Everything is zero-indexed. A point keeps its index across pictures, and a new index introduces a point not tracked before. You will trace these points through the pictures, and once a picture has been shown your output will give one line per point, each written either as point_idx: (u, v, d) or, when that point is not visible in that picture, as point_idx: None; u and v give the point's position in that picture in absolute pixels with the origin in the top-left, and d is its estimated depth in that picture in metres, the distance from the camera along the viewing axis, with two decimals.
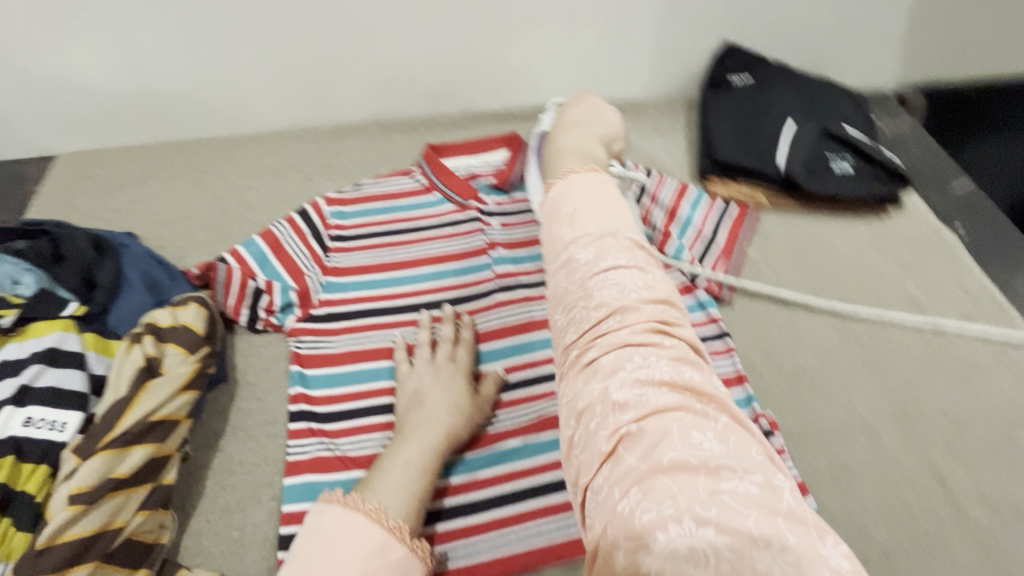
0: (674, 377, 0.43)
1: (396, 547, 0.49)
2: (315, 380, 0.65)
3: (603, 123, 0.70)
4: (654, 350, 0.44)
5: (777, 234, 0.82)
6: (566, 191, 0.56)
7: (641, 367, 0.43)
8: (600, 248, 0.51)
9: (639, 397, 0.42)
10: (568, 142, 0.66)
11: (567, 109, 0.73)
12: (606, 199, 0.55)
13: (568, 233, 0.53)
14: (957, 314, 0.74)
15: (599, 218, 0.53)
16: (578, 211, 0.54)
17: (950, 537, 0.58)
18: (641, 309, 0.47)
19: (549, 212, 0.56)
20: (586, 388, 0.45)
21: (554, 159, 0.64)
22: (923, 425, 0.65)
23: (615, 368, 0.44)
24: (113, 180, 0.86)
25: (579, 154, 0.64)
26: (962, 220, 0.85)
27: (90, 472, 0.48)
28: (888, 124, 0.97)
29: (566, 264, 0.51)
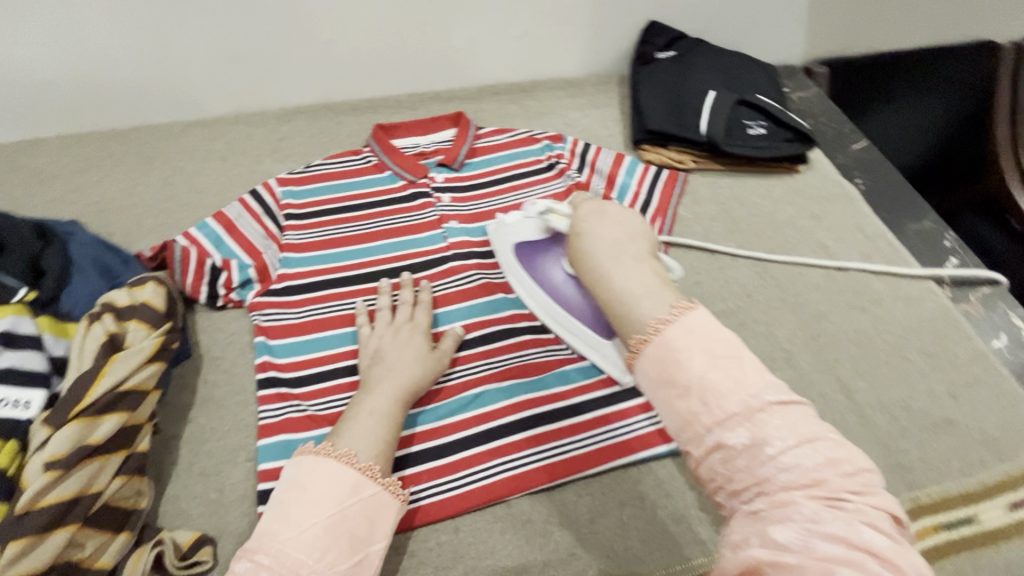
0: (850, 535, 0.34)
1: (369, 485, 0.53)
2: (280, 348, 0.67)
3: (637, 232, 0.50)
4: (833, 507, 0.35)
5: (704, 194, 0.91)
6: (673, 351, 0.41)
7: (810, 516, 0.34)
8: (756, 426, 0.37)
9: (804, 543, 0.34)
10: (624, 281, 0.46)
11: (585, 226, 0.51)
12: (722, 349, 0.41)
13: (701, 412, 0.39)
14: (858, 254, 0.84)
15: (731, 380, 0.39)
16: (706, 382, 0.39)
17: (856, 438, 0.68)
18: (829, 482, 0.36)
19: (656, 377, 0.41)
20: (743, 528, 0.36)
21: (622, 314, 0.45)
22: (832, 349, 0.75)
23: (778, 515, 0.35)
24: (49, 170, 0.84)
25: (655, 295, 0.45)
26: (861, 175, 0.96)
27: (64, 439, 0.49)
28: (798, 94, 1.07)
29: (712, 443, 0.38)
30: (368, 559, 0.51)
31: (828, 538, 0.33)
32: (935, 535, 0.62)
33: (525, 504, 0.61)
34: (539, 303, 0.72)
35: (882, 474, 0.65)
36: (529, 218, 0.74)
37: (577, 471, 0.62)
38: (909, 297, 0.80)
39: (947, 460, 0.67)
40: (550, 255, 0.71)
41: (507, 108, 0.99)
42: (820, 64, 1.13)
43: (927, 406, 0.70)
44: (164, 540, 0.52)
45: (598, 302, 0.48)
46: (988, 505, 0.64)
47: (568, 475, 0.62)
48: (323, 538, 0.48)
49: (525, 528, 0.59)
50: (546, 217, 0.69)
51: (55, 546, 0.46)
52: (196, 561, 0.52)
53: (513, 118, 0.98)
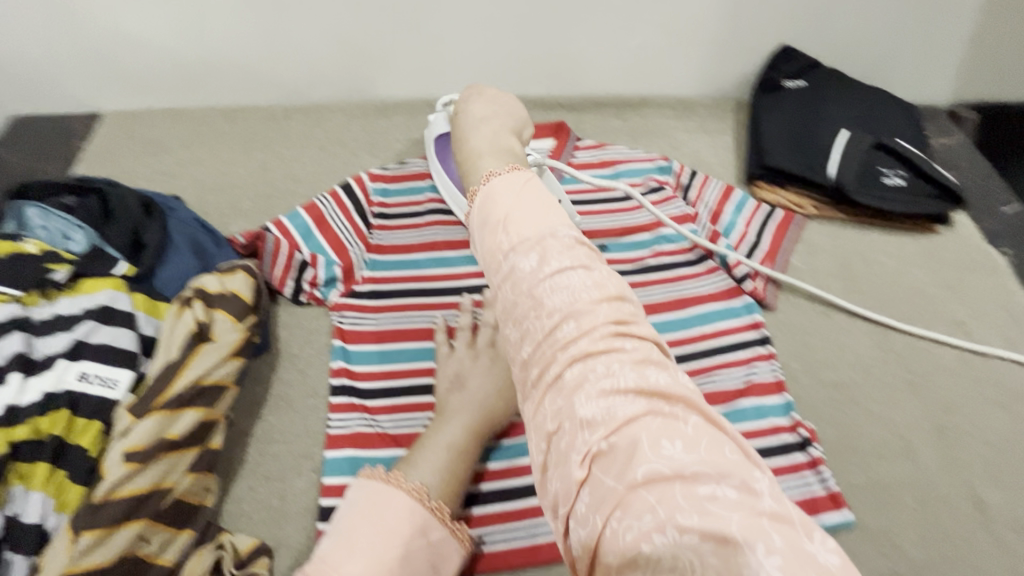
0: (646, 381, 0.33)
1: (437, 527, 0.49)
2: (357, 355, 0.65)
3: (513, 113, 0.54)
4: (615, 349, 0.34)
5: (822, 244, 0.81)
6: (494, 194, 0.42)
7: (603, 373, 0.33)
8: (543, 252, 0.38)
9: (606, 409, 0.32)
10: (480, 141, 0.50)
11: (464, 106, 0.55)
12: (543, 196, 0.41)
13: (503, 239, 0.39)
14: (1001, 338, 0.73)
15: (538, 215, 0.40)
16: (512, 216, 0.40)
17: (984, 560, 0.58)
18: (594, 310, 0.35)
19: (479, 219, 0.41)
20: (550, 409, 0.34)
21: (469, 168, 0.48)
22: (961, 448, 0.65)
23: (575, 380, 0.34)
24: (161, 140, 0.86)
25: (497, 153, 0.48)
26: (1010, 245, 0.84)
27: (146, 431, 0.49)
28: (941, 141, 0.95)
29: (507, 273, 0.38)
30: None
31: (635, 387, 0.32)
32: None
33: None
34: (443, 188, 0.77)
35: None
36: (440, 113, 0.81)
37: None
38: None
39: None
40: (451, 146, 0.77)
41: (611, 123, 0.93)
42: (969, 108, 0.99)
43: None
44: (224, 544, 0.51)
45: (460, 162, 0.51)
46: None
47: None
48: None
49: None
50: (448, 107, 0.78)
51: (125, 540, 0.46)
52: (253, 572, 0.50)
53: (615, 135, 0.92)
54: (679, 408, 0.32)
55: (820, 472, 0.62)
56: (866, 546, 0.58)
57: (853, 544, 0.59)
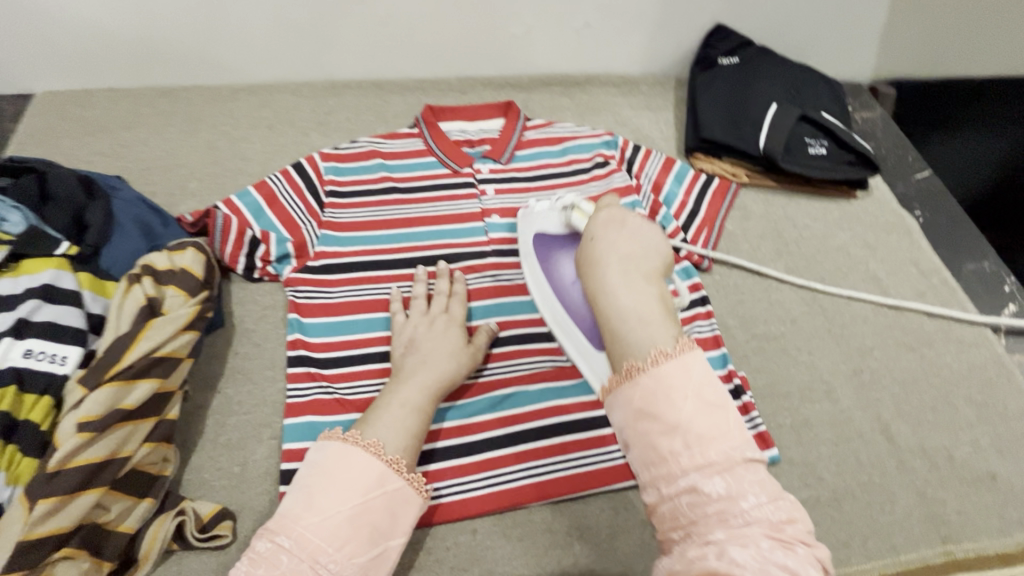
0: (801, 572, 0.35)
1: (394, 478, 0.52)
2: (312, 327, 0.66)
3: (653, 244, 0.50)
4: (785, 547, 0.35)
5: (755, 210, 0.87)
6: (667, 385, 0.40)
7: (764, 547, 0.35)
8: (732, 476, 0.38)
9: (759, 568, 0.34)
10: (627, 302, 0.46)
11: (599, 234, 0.51)
12: (717, 396, 0.41)
13: (677, 448, 0.39)
14: (911, 291, 0.81)
15: (711, 424, 0.40)
16: (689, 422, 0.39)
17: (892, 483, 0.65)
18: (776, 512, 0.37)
19: (637, 405, 0.41)
20: (698, 546, 0.36)
21: (614, 333, 0.45)
22: (875, 388, 0.72)
23: (735, 537, 0.36)
24: (100, 122, 0.83)
25: (654, 322, 0.45)
26: (921, 208, 0.92)
27: (99, 401, 0.49)
28: (861, 114, 1.03)
29: (684, 485, 0.38)
30: (385, 553, 0.50)
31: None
32: None
33: (546, 511, 0.60)
34: (547, 309, 0.69)
35: (916, 524, 0.63)
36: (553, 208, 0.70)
37: (600, 484, 0.61)
38: (961, 342, 0.76)
39: (985, 516, 0.63)
40: (561, 252, 0.68)
41: (559, 100, 0.96)
42: (887, 84, 1.08)
43: (971, 457, 0.67)
44: (186, 510, 0.52)
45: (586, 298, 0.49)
46: None
47: (592, 488, 0.61)
48: (345, 529, 0.48)
49: (543, 537, 0.58)
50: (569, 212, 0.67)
51: (83, 507, 0.47)
52: (216, 534, 0.52)
53: (563, 111, 0.95)
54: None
55: (751, 416, 0.67)
56: (792, 478, 0.65)
57: (780, 477, 0.65)
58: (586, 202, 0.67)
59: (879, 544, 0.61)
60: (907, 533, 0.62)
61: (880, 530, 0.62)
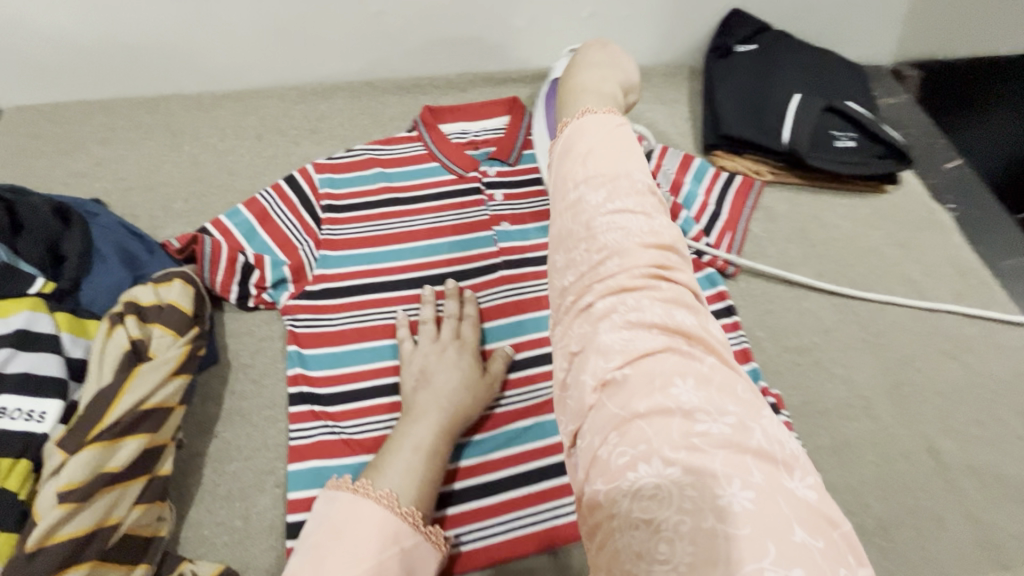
0: (668, 320, 0.38)
1: (409, 534, 0.47)
2: (314, 360, 0.62)
3: (621, 63, 0.64)
4: (651, 291, 0.40)
5: (780, 210, 0.82)
6: (585, 130, 0.49)
7: (635, 307, 0.39)
8: (613, 193, 0.44)
9: (628, 339, 0.38)
10: (586, 80, 0.60)
11: (585, 51, 0.66)
12: (620, 141, 0.48)
13: (579, 171, 0.46)
14: (950, 293, 0.76)
15: (613, 160, 0.46)
16: (592, 151, 0.47)
17: (941, 507, 0.61)
18: (641, 254, 0.41)
19: (562, 148, 0.49)
20: (579, 327, 0.41)
21: (570, 101, 0.57)
22: (917, 401, 0.67)
23: (608, 309, 0.40)
24: (74, 140, 0.77)
25: (597, 95, 0.56)
26: (954, 200, 0.87)
27: (80, 467, 0.44)
28: (887, 101, 0.97)
29: (575, 210, 0.45)
30: None
31: (666, 320, 0.38)
32: None
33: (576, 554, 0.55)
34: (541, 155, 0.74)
35: (970, 550, 0.59)
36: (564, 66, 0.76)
37: None
38: (1006, 347, 0.72)
39: None
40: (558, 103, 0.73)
41: None
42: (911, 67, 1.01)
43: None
44: (186, 575, 0.48)
45: (564, 91, 0.60)
46: None
47: None
48: None
49: None
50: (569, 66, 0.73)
51: None
52: None
53: None
54: (698, 345, 0.38)
55: None
56: None
57: None
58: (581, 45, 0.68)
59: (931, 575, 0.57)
60: (961, 561, 0.58)
61: (932, 558, 0.58)
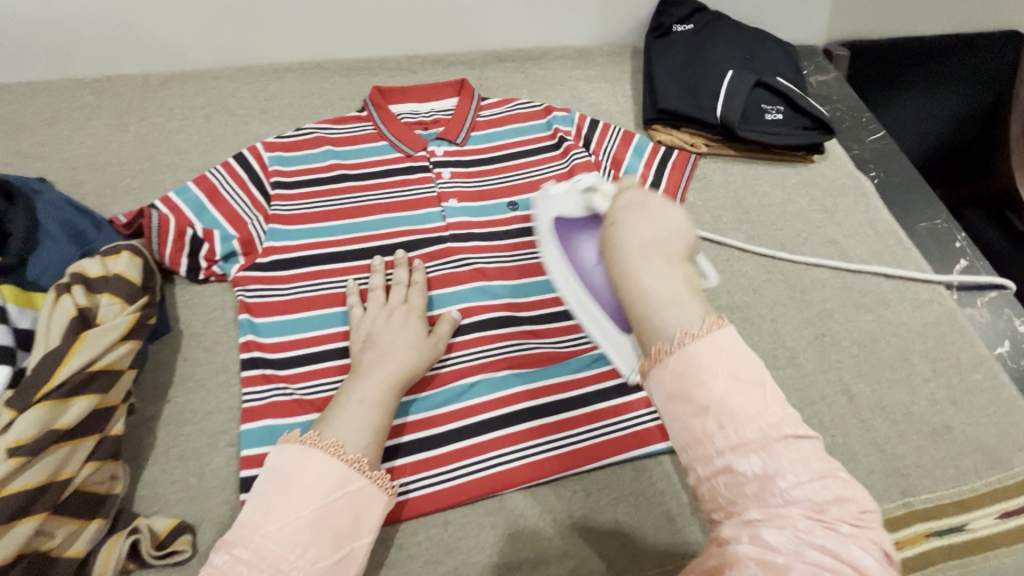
0: (840, 551, 0.36)
1: (356, 478, 0.50)
2: (265, 327, 0.64)
3: (675, 229, 0.50)
4: (824, 526, 0.37)
5: (715, 180, 0.87)
6: (696, 365, 0.41)
7: (803, 530, 0.36)
8: (769, 458, 0.38)
9: (793, 551, 0.36)
10: (643, 274, 0.47)
11: (621, 218, 0.51)
12: (747, 375, 0.42)
13: (712, 431, 0.40)
14: (868, 252, 0.82)
15: (751, 402, 0.40)
16: (725, 400, 0.40)
17: (854, 442, 0.67)
18: (815, 498, 0.37)
19: (672, 392, 0.42)
20: (736, 530, 0.38)
21: (642, 322, 0.46)
22: (836, 349, 0.73)
23: (768, 521, 0.37)
24: (17, 120, 0.77)
25: (678, 303, 0.45)
26: (876, 168, 0.93)
27: (30, 423, 0.46)
28: (817, 78, 1.02)
29: (720, 466, 0.39)
30: (351, 555, 0.48)
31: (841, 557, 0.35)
32: (923, 541, 0.62)
33: (518, 497, 0.59)
34: (568, 295, 0.60)
35: (878, 478, 0.65)
36: (571, 190, 0.64)
37: (569, 467, 0.61)
38: (917, 300, 0.78)
39: (943, 467, 0.66)
40: (584, 236, 0.60)
41: (513, 76, 0.93)
42: (840, 46, 1.05)
43: (927, 411, 0.69)
44: (140, 527, 0.50)
45: (612, 280, 0.49)
46: (980, 514, 0.63)
47: (561, 471, 0.60)
48: (306, 533, 0.46)
49: (516, 522, 0.58)
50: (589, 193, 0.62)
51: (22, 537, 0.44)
52: (174, 550, 0.50)
53: (518, 86, 0.92)
54: (877, 573, 0.36)
55: None
56: None
57: None
58: (615, 186, 0.59)
59: None
60: (870, 489, 0.64)
61: None
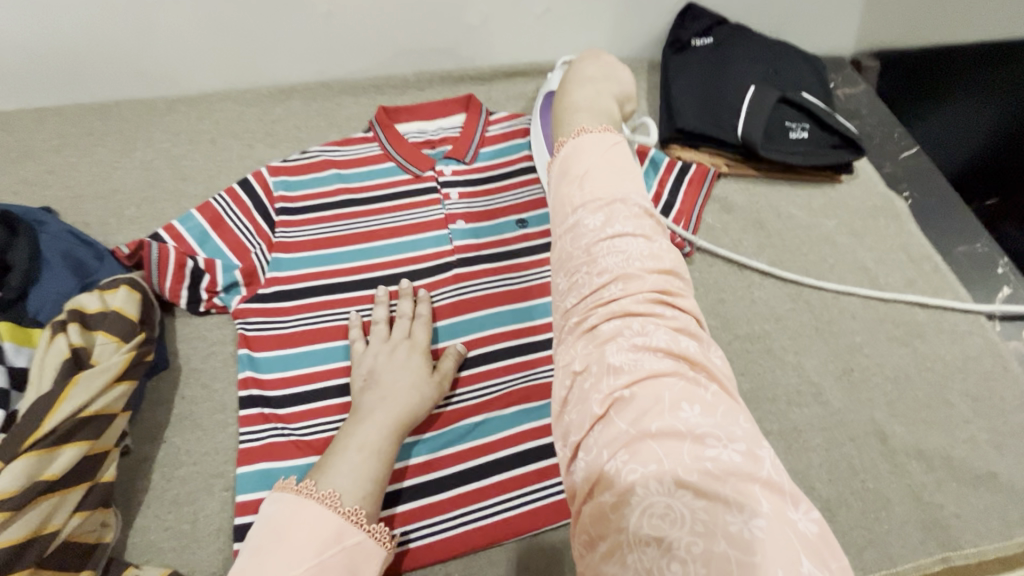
0: (670, 345, 0.41)
1: (352, 532, 0.47)
2: (265, 363, 0.62)
3: (614, 75, 0.67)
4: (654, 318, 0.43)
5: (736, 202, 0.83)
6: (579, 147, 0.54)
7: (638, 331, 0.42)
8: (610, 215, 0.48)
9: (634, 360, 0.41)
10: (579, 98, 0.62)
11: (579, 65, 0.68)
12: (619, 160, 0.53)
13: (576, 198, 0.50)
14: (901, 280, 0.77)
15: (611, 183, 0.50)
16: (589, 171, 0.52)
17: (887, 490, 0.62)
18: (644, 279, 0.45)
19: (560, 169, 0.54)
20: (582, 352, 0.43)
21: (561, 120, 0.60)
22: (866, 386, 0.68)
23: (612, 334, 0.42)
24: (25, 147, 0.77)
25: (592, 111, 0.60)
26: (909, 187, 0.88)
27: (16, 476, 0.44)
28: (844, 90, 0.98)
29: (581, 243, 0.48)
30: None
31: (671, 410, 0.38)
32: None
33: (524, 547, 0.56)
34: (535, 147, 0.76)
35: (913, 530, 0.60)
36: (557, 70, 0.82)
37: None
38: (955, 332, 0.73)
39: (985, 518, 0.61)
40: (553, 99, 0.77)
41: (524, 94, 0.90)
42: (870, 56, 1.04)
43: (968, 455, 0.64)
44: None
45: (558, 108, 0.63)
46: None
47: (570, 519, 0.57)
48: None
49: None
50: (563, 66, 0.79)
51: None
52: None
53: (528, 105, 0.89)
54: (700, 371, 0.41)
55: None
56: None
57: None
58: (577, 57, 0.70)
59: (875, 556, 0.58)
60: (905, 542, 0.59)
61: (876, 540, 0.59)
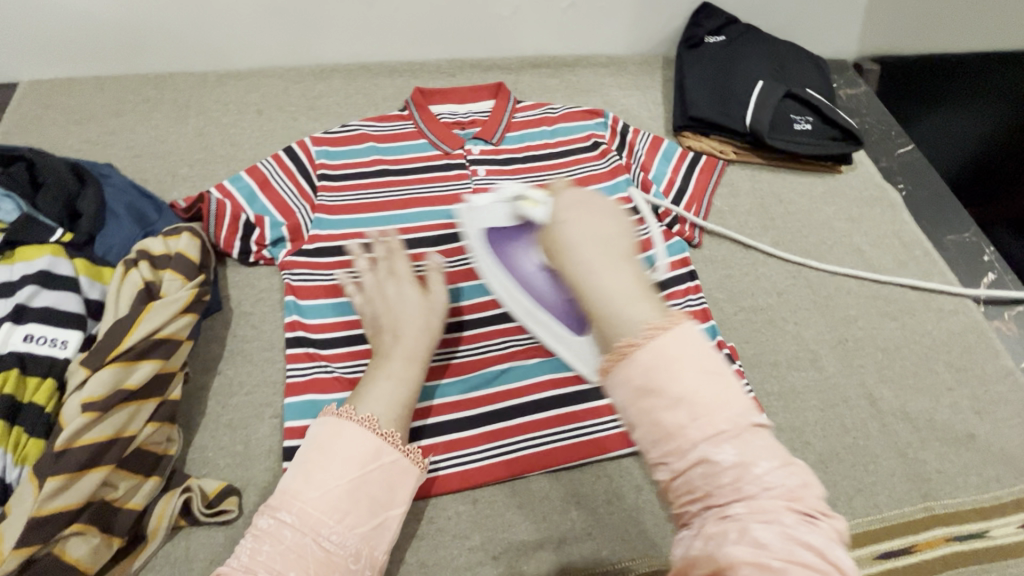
0: (823, 548, 0.36)
1: (390, 451, 0.52)
2: (309, 309, 0.67)
3: (627, 233, 0.49)
4: (805, 521, 0.36)
5: (742, 187, 0.89)
6: (664, 360, 0.40)
7: (788, 525, 0.36)
8: (744, 445, 0.38)
9: (784, 548, 0.35)
10: (604, 282, 0.45)
11: (562, 219, 0.50)
12: (714, 367, 0.41)
13: (687, 424, 0.39)
14: (894, 262, 0.83)
15: (718, 400, 0.39)
16: (687, 394, 0.39)
17: (876, 445, 0.67)
18: (789, 488, 0.37)
19: (637, 384, 0.40)
20: (719, 526, 0.37)
21: (607, 317, 0.44)
22: (859, 355, 0.74)
23: (756, 518, 0.36)
24: (86, 111, 0.83)
25: (637, 297, 0.44)
26: (904, 181, 0.94)
27: (101, 383, 0.51)
28: (846, 91, 1.04)
29: (695, 457, 0.39)
30: (384, 523, 0.51)
31: (791, 557, 0.35)
32: (944, 545, 0.62)
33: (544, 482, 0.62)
34: (513, 304, 0.64)
35: (899, 481, 0.65)
36: (498, 201, 0.65)
37: (593, 454, 0.63)
38: (942, 310, 0.79)
39: (965, 474, 0.66)
40: (521, 245, 0.62)
41: (547, 82, 0.96)
42: (871, 61, 1.08)
43: (950, 419, 0.70)
44: (191, 487, 0.53)
45: (575, 289, 0.46)
46: (1002, 522, 0.64)
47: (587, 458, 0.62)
48: (344, 501, 0.49)
49: (543, 505, 0.60)
50: (519, 202, 0.61)
51: (91, 485, 0.48)
52: (223, 509, 0.54)
53: (551, 92, 0.95)
54: (839, 573, 0.35)
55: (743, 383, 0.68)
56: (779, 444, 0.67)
57: None
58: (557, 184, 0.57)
59: (863, 502, 0.64)
60: (890, 491, 0.65)
61: (864, 489, 0.65)
